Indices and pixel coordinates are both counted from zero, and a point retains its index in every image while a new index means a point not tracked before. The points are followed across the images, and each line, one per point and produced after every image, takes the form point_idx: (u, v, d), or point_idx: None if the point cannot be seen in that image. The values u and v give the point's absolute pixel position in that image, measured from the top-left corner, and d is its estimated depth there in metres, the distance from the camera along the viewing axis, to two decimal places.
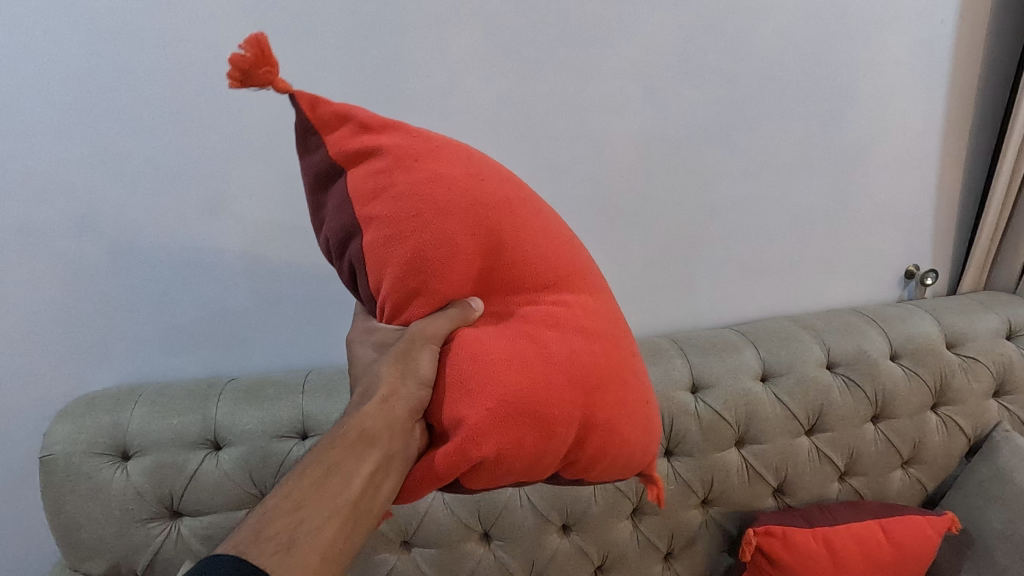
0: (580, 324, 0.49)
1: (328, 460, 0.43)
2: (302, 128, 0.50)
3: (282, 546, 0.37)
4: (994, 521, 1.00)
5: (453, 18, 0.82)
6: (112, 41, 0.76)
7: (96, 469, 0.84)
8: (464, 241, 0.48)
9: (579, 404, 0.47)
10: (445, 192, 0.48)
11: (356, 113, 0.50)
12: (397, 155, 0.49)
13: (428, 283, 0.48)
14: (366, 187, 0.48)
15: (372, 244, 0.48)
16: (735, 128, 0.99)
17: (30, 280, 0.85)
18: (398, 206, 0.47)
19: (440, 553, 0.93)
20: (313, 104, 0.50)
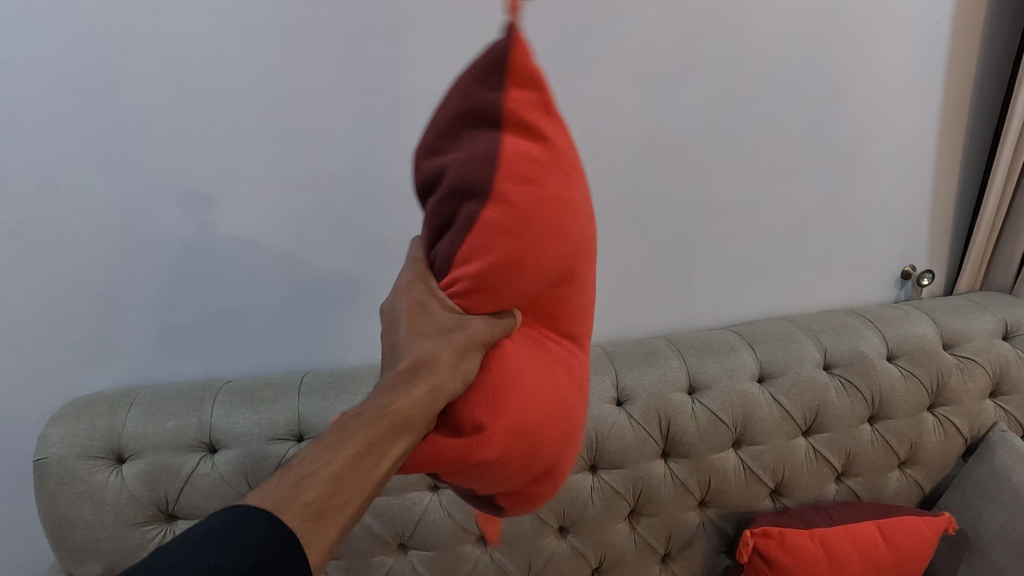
0: (580, 379, 0.53)
1: (371, 434, 0.38)
2: (496, 62, 0.47)
3: (313, 514, 0.34)
4: (991, 521, 1.00)
5: (449, 19, 0.82)
6: (106, 42, 0.75)
7: (90, 472, 0.84)
8: (557, 267, 0.49)
9: (560, 449, 0.50)
10: (567, 217, 0.49)
11: (544, 94, 0.49)
12: (555, 157, 0.49)
13: (507, 283, 0.48)
14: (512, 164, 0.47)
15: (483, 219, 0.46)
16: (731, 130, 0.99)
17: (24, 282, 0.85)
18: (525, 202, 0.47)
19: (437, 554, 0.92)
20: (520, 53, 0.47)
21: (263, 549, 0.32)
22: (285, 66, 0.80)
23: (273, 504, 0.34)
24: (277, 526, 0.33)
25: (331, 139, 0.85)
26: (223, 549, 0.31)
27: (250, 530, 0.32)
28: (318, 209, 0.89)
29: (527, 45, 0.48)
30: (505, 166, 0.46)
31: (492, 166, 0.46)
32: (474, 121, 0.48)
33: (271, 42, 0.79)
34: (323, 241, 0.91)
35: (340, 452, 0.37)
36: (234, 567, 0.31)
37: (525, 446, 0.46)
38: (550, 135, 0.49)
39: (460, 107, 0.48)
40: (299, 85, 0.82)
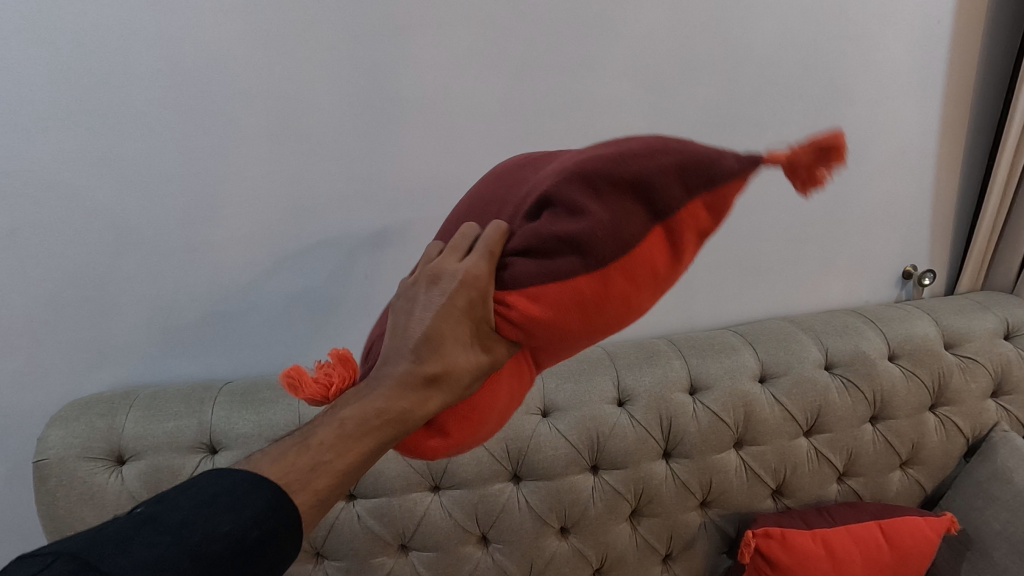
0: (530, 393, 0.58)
1: (374, 443, 0.43)
2: (709, 178, 0.45)
3: (320, 498, 0.43)
4: (993, 521, 1.00)
5: (450, 18, 0.82)
6: (105, 42, 0.75)
7: (90, 474, 0.83)
8: (588, 343, 0.48)
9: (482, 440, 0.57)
10: (634, 319, 0.48)
11: (712, 227, 0.47)
12: (664, 280, 0.47)
13: (551, 338, 0.46)
14: (637, 262, 0.44)
15: (577, 286, 0.43)
16: (733, 129, 0.99)
17: (23, 283, 0.84)
18: (616, 293, 0.44)
19: (438, 555, 0.92)
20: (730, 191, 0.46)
21: (266, 522, 0.40)
22: (286, 65, 0.80)
23: (285, 480, 0.43)
24: (286, 505, 0.42)
25: (332, 139, 0.85)
26: (233, 518, 0.39)
27: (258, 504, 0.41)
28: (319, 210, 0.89)
29: (740, 189, 0.46)
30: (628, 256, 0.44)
31: (620, 248, 0.43)
32: (639, 197, 0.44)
33: (270, 41, 0.78)
34: (323, 240, 0.91)
35: (346, 451, 0.43)
36: (242, 533, 0.39)
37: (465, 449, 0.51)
38: (685, 259, 0.47)
39: (650, 179, 0.44)
40: (299, 84, 0.81)
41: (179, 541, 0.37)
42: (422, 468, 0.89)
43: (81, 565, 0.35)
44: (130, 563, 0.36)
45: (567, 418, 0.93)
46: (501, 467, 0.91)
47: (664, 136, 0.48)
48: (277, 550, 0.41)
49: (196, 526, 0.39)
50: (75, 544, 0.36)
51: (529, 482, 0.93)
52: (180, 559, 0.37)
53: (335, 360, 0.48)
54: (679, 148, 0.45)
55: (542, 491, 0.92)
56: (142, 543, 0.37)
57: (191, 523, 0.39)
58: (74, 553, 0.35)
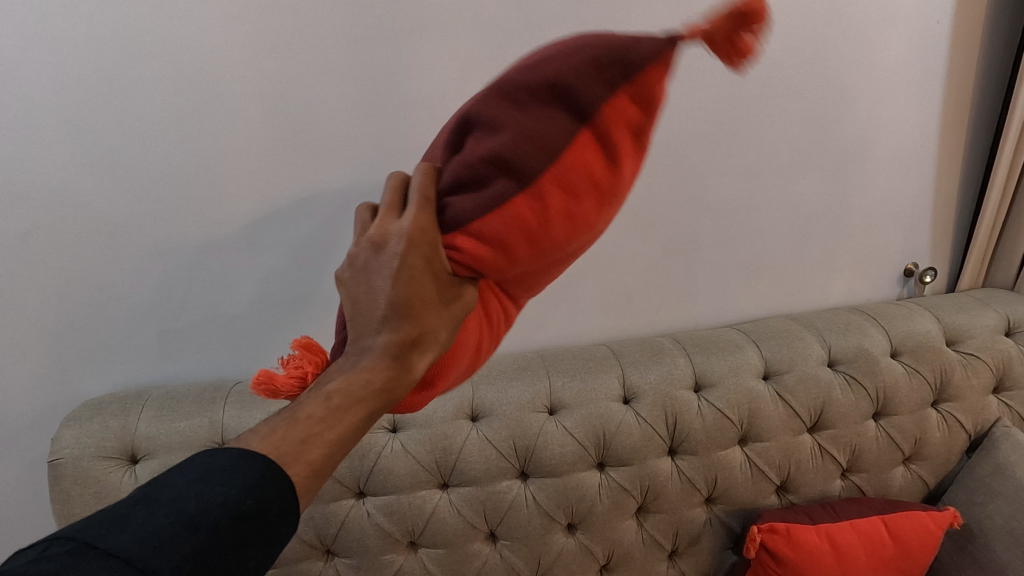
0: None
1: (365, 411, 0.43)
2: (624, 71, 0.44)
3: (313, 470, 0.42)
4: (996, 516, 1.01)
5: (454, 21, 0.83)
6: (115, 46, 0.76)
7: (105, 473, 0.84)
8: (547, 263, 0.48)
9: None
10: (587, 242, 0.48)
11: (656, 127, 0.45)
12: (615, 191, 0.46)
13: (504, 270, 0.47)
14: (569, 170, 0.44)
15: (512, 211, 0.44)
16: (734, 130, 1.00)
17: (35, 285, 0.85)
18: (555, 206, 0.44)
19: (447, 552, 0.93)
20: (651, 84, 0.44)
21: (264, 491, 0.39)
22: (295, 68, 0.81)
23: (277, 454, 0.41)
24: (282, 478, 0.40)
25: (338, 141, 0.86)
26: (229, 488, 0.38)
27: (251, 475, 0.39)
28: (326, 211, 0.90)
29: (665, 77, 0.45)
30: (559, 173, 0.44)
31: (548, 159, 0.43)
32: (561, 104, 0.44)
33: (277, 45, 0.80)
34: (330, 240, 0.92)
35: (337, 422, 0.43)
36: (238, 503, 0.37)
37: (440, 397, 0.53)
38: (629, 164, 0.45)
39: (566, 82, 0.43)
40: (306, 86, 0.82)
41: (176, 516, 0.35)
42: (431, 466, 0.91)
43: (78, 545, 0.33)
44: (124, 541, 0.33)
45: (573, 416, 0.94)
46: (509, 465, 0.92)
47: (584, 35, 0.47)
48: (278, 522, 0.39)
49: (190, 499, 0.37)
50: (69, 529, 0.34)
51: (536, 480, 0.94)
52: (177, 531, 0.35)
53: (298, 350, 0.48)
54: (597, 43, 0.45)
55: (549, 489, 0.94)
56: (135, 521, 0.35)
57: (185, 496, 0.37)
58: (69, 535, 0.34)
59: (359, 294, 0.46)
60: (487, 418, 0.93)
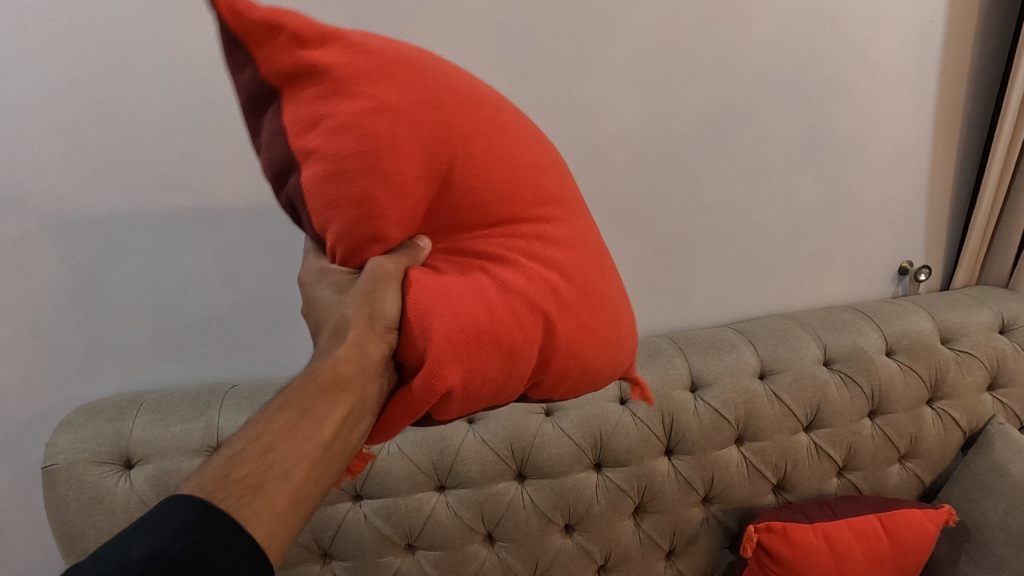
0: (583, 244, 0.53)
1: (297, 409, 0.41)
2: (228, 40, 0.43)
3: (250, 487, 0.37)
4: (991, 513, 1.01)
5: (450, 23, 0.83)
6: (107, 50, 0.76)
7: (99, 478, 0.84)
8: (410, 171, 0.44)
9: (598, 325, 0.52)
10: (398, 124, 0.43)
11: (290, 18, 0.42)
12: (346, 77, 0.43)
13: (378, 224, 0.44)
14: (302, 121, 0.44)
15: (312, 177, 0.43)
16: (729, 129, 1.00)
17: (28, 289, 0.85)
18: (332, 140, 0.43)
19: (444, 554, 0.93)
20: (233, 7, 0.41)
21: (196, 534, 0.33)
22: None
23: (210, 490, 0.36)
24: (218, 513, 0.35)
25: None
26: (154, 535, 0.33)
27: (184, 517, 0.34)
28: None
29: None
30: (301, 124, 0.44)
31: (286, 139, 0.44)
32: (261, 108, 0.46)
33: None
34: None
35: (267, 432, 0.40)
36: (165, 550, 0.32)
37: (508, 346, 0.45)
38: (321, 58, 0.43)
39: (242, 105, 0.46)
40: None
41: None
42: (428, 468, 0.90)
43: None
44: None
45: (569, 417, 0.94)
46: (506, 467, 0.92)
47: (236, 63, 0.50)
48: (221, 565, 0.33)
49: (114, 555, 0.32)
50: None
51: (534, 481, 0.94)
52: None
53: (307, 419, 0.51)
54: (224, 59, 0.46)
55: (546, 489, 0.93)
56: None
57: (107, 556, 0.32)
58: None
59: (320, 316, 0.47)
60: (484, 421, 0.93)
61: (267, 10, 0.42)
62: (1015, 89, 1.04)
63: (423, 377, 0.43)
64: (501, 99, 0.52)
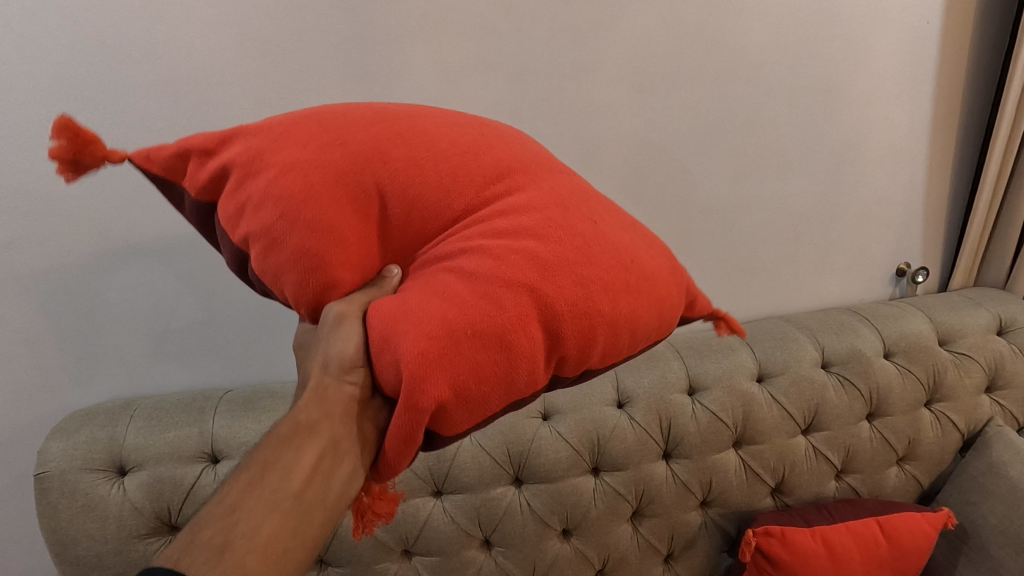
0: (559, 196, 0.47)
1: (260, 465, 0.40)
2: (163, 184, 0.49)
3: (215, 550, 0.36)
4: (990, 516, 1.01)
5: (444, 25, 0.82)
6: (99, 53, 0.75)
7: (92, 485, 0.83)
8: (334, 212, 0.44)
9: (607, 270, 0.44)
10: (307, 174, 0.44)
11: (190, 142, 0.47)
12: (249, 159, 0.45)
13: (326, 273, 0.44)
14: (228, 214, 0.45)
15: (256, 257, 0.45)
16: (726, 131, 1.00)
17: (20, 295, 0.84)
18: (254, 217, 0.44)
19: (441, 560, 0.93)
20: (153, 158, 0.48)
21: None
22: (286, 73, 0.80)
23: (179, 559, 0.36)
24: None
25: None
26: None
27: None
28: None
29: (152, 147, 0.49)
30: (229, 217, 0.45)
31: (228, 237, 0.46)
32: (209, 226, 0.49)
33: (262, 50, 0.78)
34: None
35: (233, 492, 0.39)
36: None
37: (494, 332, 0.40)
38: (226, 156, 0.46)
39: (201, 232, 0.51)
40: (298, 93, 0.82)
41: None
42: (425, 474, 0.90)
43: None
44: None
45: (567, 421, 0.94)
46: (503, 472, 0.92)
47: None
48: None
49: None
50: None
51: (531, 486, 0.93)
52: None
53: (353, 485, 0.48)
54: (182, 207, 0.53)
55: (543, 494, 0.93)
56: None
57: None
58: None
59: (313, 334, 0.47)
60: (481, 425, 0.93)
61: (174, 147, 0.48)
62: (1015, 79, 1.04)
63: (406, 397, 0.39)
64: (420, 108, 0.51)
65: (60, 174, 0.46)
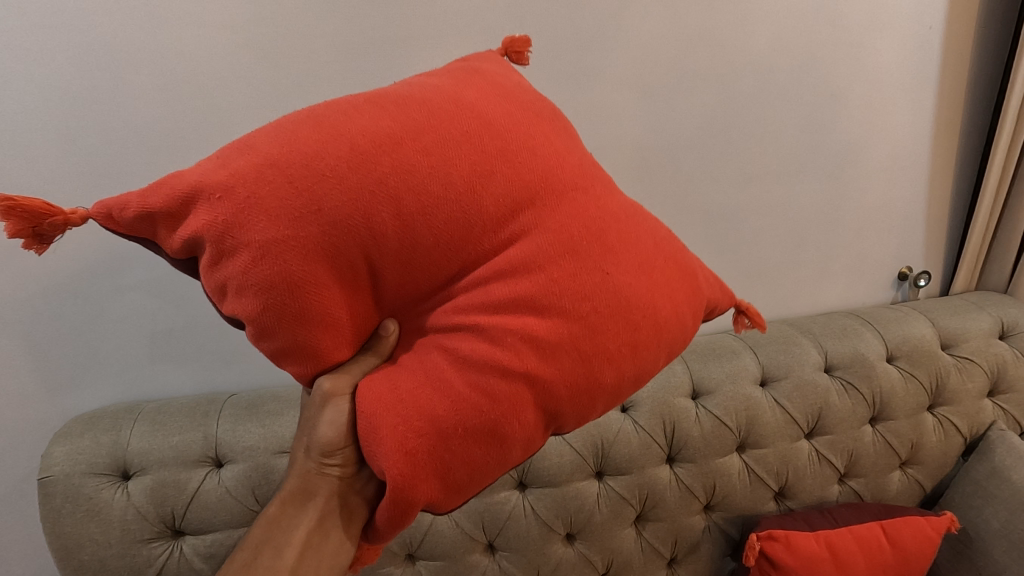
0: (565, 243, 0.44)
1: (271, 524, 0.52)
2: (132, 238, 0.45)
3: None
4: (993, 520, 1.01)
5: (451, 26, 0.82)
6: (104, 56, 0.74)
7: (96, 490, 0.83)
8: (321, 299, 0.42)
9: (611, 336, 0.44)
10: (286, 263, 0.41)
11: (149, 206, 0.42)
12: (218, 238, 0.41)
13: (321, 357, 0.45)
14: (212, 291, 0.44)
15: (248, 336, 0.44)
16: (733, 135, 1.00)
17: (23, 299, 0.84)
18: (239, 308, 0.42)
19: (445, 564, 0.92)
20: (113, 216, 0.44)
21: None
22: (288, 74, 0.80)
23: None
24: None
25: None
26: None
27: None
28: None
29: (111, 202, 0.44)
30: (213, 293, 0.44)
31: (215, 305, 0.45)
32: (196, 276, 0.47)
33: (268, 52, 0.78)
34: None
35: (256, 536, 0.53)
36: None
37: (487, 428, 0.42)
38: (192, 225, 0.41)
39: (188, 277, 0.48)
40: (301, 96, 0.82)
41: None
42: None
43: None
44: None
45: None
46: (507, 475, 0.92)
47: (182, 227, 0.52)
48: None
49: None
50: None
51: (535, 489, 0.93)
52: None
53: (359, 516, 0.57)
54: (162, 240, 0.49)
55: (547, 499, 0.93)
56: None
57: None
58: None
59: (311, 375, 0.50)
60: None
61: (135, 208, 0.43)
62: (1014, 90, 1.04)
63: (395, 495, 0.42)
64: (409, 120, 0.44)
65: (28, 249, 0.44)
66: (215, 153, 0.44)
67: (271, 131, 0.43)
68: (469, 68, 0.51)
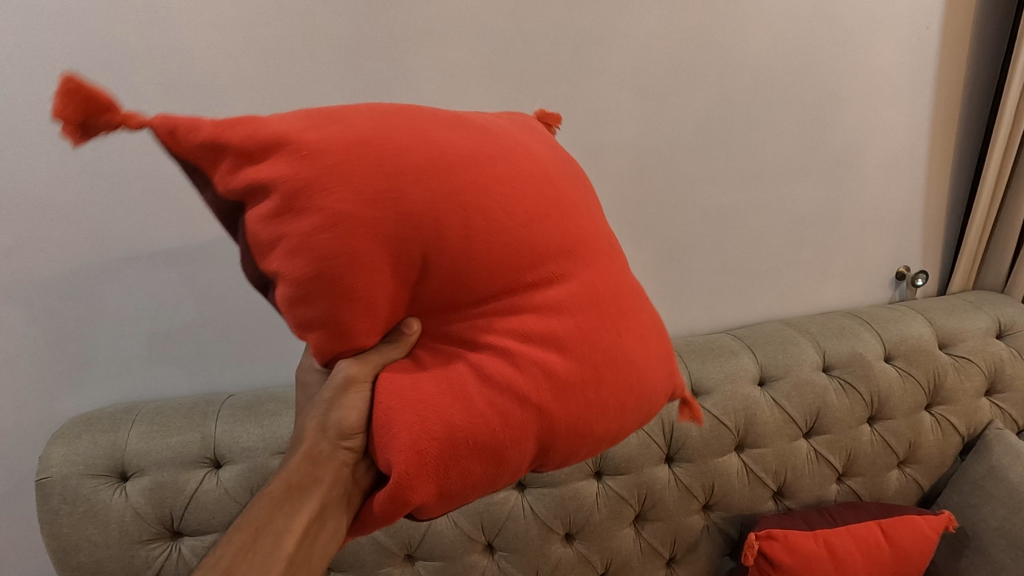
0: (595, 297, 0.47)
1: (264, 515, 0.49)
2: (184, 164, 0.44)
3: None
4: (991, 519, 1.01)
5: (448, 28, 0.82)
6: (100, 57, 0.74)
7: (94, 490, 0.83)
8: (365, 286, 0.42)
9: (609, 393, 0.46)
10: (349, 240, 0.41)
11: (226, 139, 0.42)
12: (295, 193, 0.41)
13: (352, 339, 0.45)
14: (263, 240, 0.42)
15: (281, 300, 0.43)
16: (731, 136, 1.00)
17: (20, 299, 0.83)
18: (292, 263, 0.41)
19: (444, 565, 0.92)
20: (173, 133, 0.42)
21: None
22: (285, 78, 0.80)
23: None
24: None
25: None
26: None
27: None
28: None
29: (179, 119, 0.43)
30: (263, 243, 0.42)
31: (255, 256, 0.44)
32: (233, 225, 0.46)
33: (265, 54, 0.78)
34: None
35: (243, 529, 0.49)
36: None
37: (495, 447, 0.42)
38: (269, 172, 0.41)
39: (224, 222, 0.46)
40: (299, 97, 0.81)
41: None
42: None
43: None
44: None
45: None
46: None
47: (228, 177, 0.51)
48: None
49: None
50: None
51: (535, 489, 0.93)
52: None
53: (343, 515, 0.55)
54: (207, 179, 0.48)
55: (546, 498, 0.93)
56: None
57: None
58: None
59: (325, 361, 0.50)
60: None
61: (207, 134, 0.42)
62: (1013, 87, 1.04)
63: (394, 491, 0.41)
64: (485, 153, 0.45)
65: (66, 137, 0.42)
66: (302, 113, 0.44)
67: (367, 114, 0.44)
68: (527, 124, 0.54)
